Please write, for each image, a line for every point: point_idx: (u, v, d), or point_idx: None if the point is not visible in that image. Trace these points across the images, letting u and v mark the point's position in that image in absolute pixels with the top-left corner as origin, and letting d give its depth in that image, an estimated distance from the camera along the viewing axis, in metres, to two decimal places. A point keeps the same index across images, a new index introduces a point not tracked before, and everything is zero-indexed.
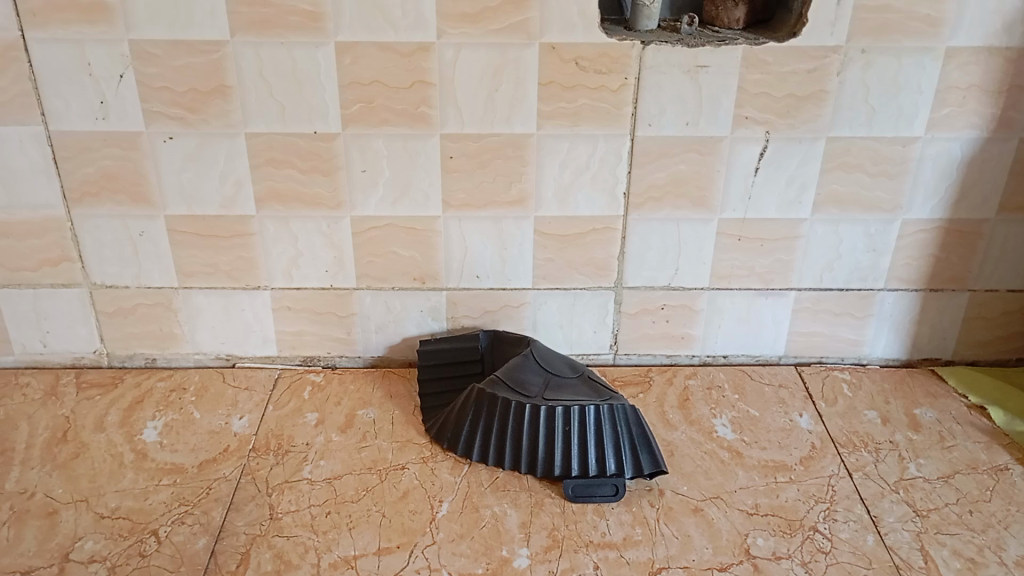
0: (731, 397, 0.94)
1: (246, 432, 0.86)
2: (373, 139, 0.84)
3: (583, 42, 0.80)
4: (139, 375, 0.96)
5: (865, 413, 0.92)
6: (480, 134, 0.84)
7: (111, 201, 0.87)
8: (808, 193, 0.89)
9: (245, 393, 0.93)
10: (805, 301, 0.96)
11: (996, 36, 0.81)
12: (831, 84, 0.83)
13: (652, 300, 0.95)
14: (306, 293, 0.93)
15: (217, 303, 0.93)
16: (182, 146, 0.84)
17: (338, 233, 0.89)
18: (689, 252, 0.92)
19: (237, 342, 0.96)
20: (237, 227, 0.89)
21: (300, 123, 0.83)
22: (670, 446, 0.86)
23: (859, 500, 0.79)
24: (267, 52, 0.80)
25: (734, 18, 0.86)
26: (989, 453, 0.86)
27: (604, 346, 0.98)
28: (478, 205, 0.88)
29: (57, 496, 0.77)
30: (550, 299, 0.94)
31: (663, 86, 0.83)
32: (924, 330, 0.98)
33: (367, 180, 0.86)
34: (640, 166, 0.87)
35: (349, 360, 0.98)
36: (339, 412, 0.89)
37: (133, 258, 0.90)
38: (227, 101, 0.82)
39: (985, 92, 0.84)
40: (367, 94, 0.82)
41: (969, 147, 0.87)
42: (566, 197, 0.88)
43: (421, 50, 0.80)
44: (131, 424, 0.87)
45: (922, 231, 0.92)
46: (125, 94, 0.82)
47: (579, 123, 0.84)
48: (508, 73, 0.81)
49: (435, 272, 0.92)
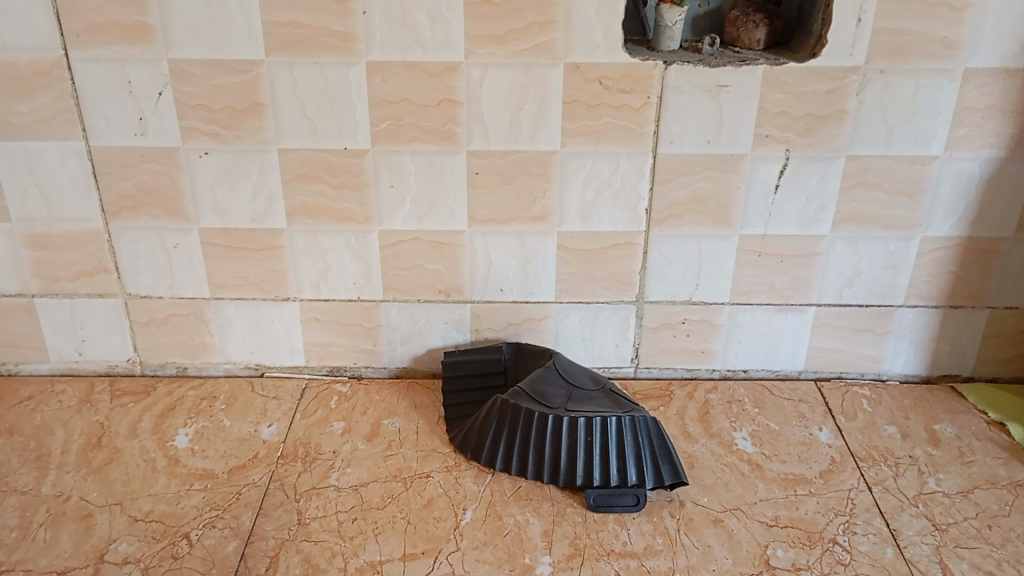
0: (751, 411, 0.95)
1: (275, 440, 0.88)
2: (400, 156, 0.86)
3: (606, 63, 0.82)
4: (170, 384, 0.98)
5: (885, 428, 0.93)
6: (505, 151, 0.86)
7: (148, 215, 0.90)
8: (828, 210, 0.90)
9: (273, 402, 0.95)
10: (825, 317, 0.97)
11: (1010, 57, 0.82)
12: (850, 103, 0.85)
13: (673, 315, 0.96)
14: (334, 306, 0.95)
15: (247, 314, 0.96)
16: (217, 161, 0.87)
17: (366, 247, 0.91)
18: (709, 267, 0.94)
19: (266, 353, 0.98)
20: (268, 240, 0.91)
21: (331, 141, 0.86)
22: (691, 458, 0.87)
23: (878, 513, 0.80)
24: (300, 72, 0.82)
25: (754, 39, 0.88)
26: (1009, 469, 0.86)
27: (625, 359, 0.99)
28: (502, 220, 0.90)
29: (92, 499, 0.79)
30: (572, 313, 0.96)
31: (685, 106, 0.85)
32: (943, 347, 0.99)
33: (394, 196, 0.89)
34: (662, 182, 0.89)
35: (375, 371, 1.00)
36: (365, 422, 0.91)
37: (168, 269, 0.93)
38: (261, 118, 0.84)
39: (1002, 112, 0.85)
40: (395, 112, 0.84)
41: (988, 166, 0.88)
42: (588, 213, 0.90)
43: (448, 70, 0.82)
44: (163, 430, 0.89)
45: (941, 249, 0.93)
46: (163, 111, 0.84)
47: (602, 140, 0.86)
48: (534, 93, 0.83)
49: (459, 285, 0.94)
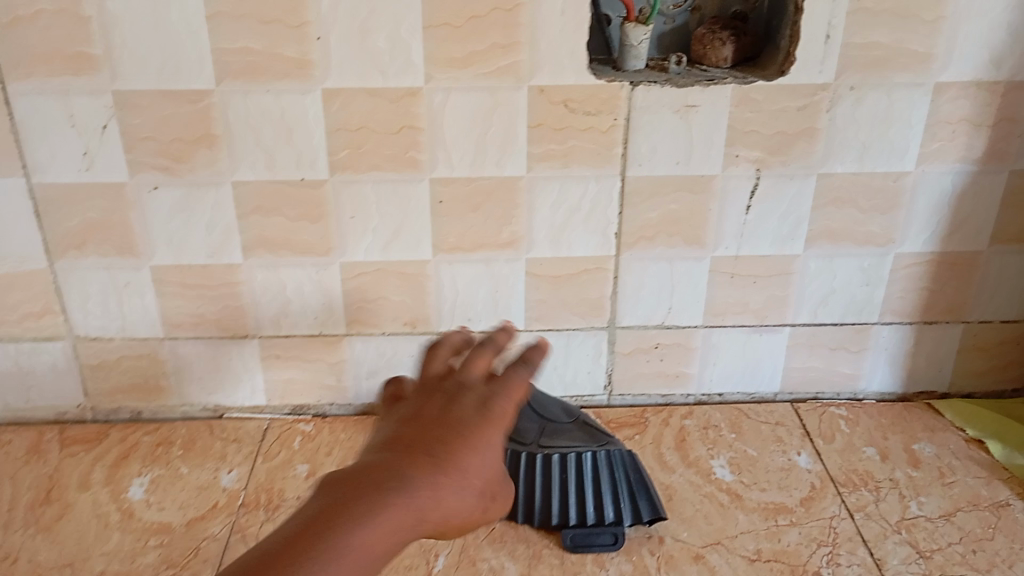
0: (729, 436, 0.93)
1: (236, 487, 0.84)
2: (361, 185, 0.83)
3: (573, 85, 0.80)
4: (124, 430, 0.93)
5: (864, 449, 0.91)
6: (471, 177, 0.83)
7: (97, 253, 0.85)
8: (801, 230, 0.88)
9: (233, 446, 0.91)
10: (801, 336, 0.95)
11: (983, 70, 0.81)
12: (822, 120, 0.83)
13: (646, 339, 0.94)
14: (295, 341, 0.91)
15: (204, 354, 0.91)
16: (168, 196, 0.83)
17: (328, 279, 0.88)
18: (683, 290, 0.91)
19: (225, 393, 0.94)
20: (225, 275, 0.87)
21: (289, 171, 0.82)
22: (669, 490, 0.85)
23: (862, 542, 0.78)
24: (254, 100, 0.79)
25: (721, 57, 0.86)
26: (990, 489, 0.85)
27: (599, 387, 0.97)
28: (467, 248, 0.87)
29: (42, 561, 0.75)
30: (543, 340, 0.93)
31: (654, 127, 0.82)
32: (919, 363, 0.97)
33: (356, 226, 0.85)
34: (632, 206, 0.86)
35: (340, 408, 0.96)
36: (330, 463, 0.88)
37: (119, 309, 0.89)
38: (214, 149, 0.81)
39: (975, 125, 0.84)
40: (356, 140, 0.81)
41: (961, 180, 0.86)
42: (558, 238, 0.87)
43: (409, 95, 0.79)
44: (117, 481, 0.85)
45: (916, 265, 0.91)
46: (109, 144, 0.80)
47: (570, 164, 0.84)
48: (499, 116, 0.81)
49: (426, 316, 0.91)
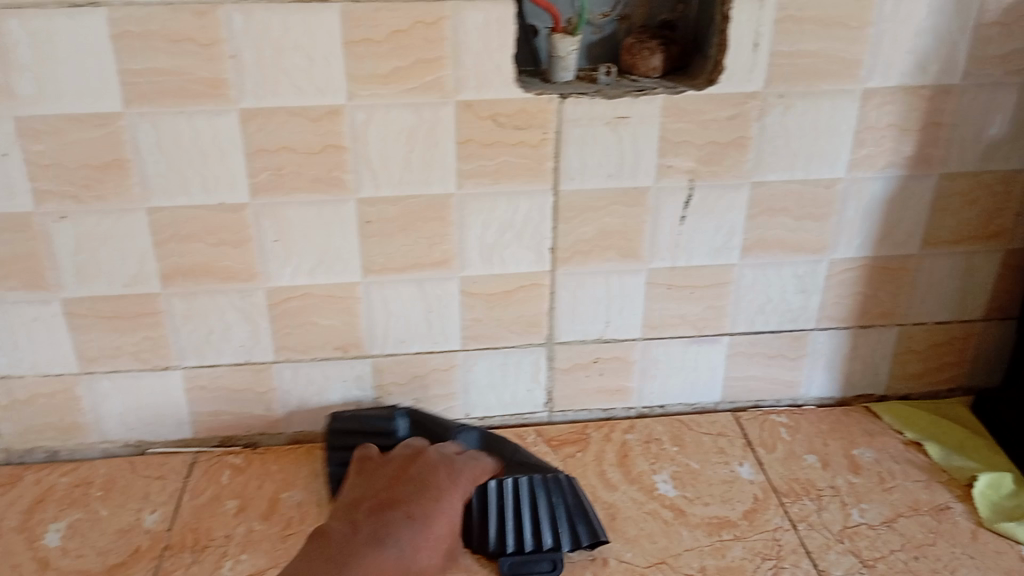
0: (671, 450, 0.92)
1: (160, 528, 0.80)
2: (284, 207, 0.80)
3: (500, 99, 0.78)
4: (40, 471, 0.89)
5: (805, 457, 0.90)
6: (399, 196, 0.81)
7: (3, 288, 0.81)
8: (735, 240, 0.88)
9: (158, 483, 0.87)
10: (739, 345, 0.94)
11: (908, 75, 0.81)
12: (752, 129, 0.82)
13: (585, 354, 0.92)
14: (221, 370, 0.88)
15: (124, 388, 0.87)
16: (77, 226, 0.79)
17: (253, 306, 0.85)
18: (620, 304, 0.90)
19: (148, 427, 0.90)
20: (143, 306, 0.83)
21: (207, 195, 0.79)
22: (611, 508, 0.83)
23: (805, 554, 0.77)
24: (167, 122, 0.75)
25: (651, 67, 0.84)
26: (930, 493, 0.85)
27: (538, 404, 0.95)
28: (397, 269, 0.84)
29: None
30: (479, 360, 0.91)
31: (585, 141, 0.81)
32: (856, 367, 0.97)
33: (281, 250, 0.82)
34: (566, 221, 0.85)
35: (271, 438, 0.92)
36: (261, 497, 0.84)
37: (31, 345, 0.84)
38: (125, 175, 0.77)
39: (903, 131, 0.84)
40: (276, 161, 0.78)
41: (891, 186, 0.87)
42: (491, 256, 0.85)
43: (331, 114, 0.76)
44: (32, 528, 0.81)
45: (849, 270, 0.91)
46: (11, 173, 0.76)
47: (500, 181, 0.82)
48: (425, 134, 0.78)
49: (358, 339, 0.88)
